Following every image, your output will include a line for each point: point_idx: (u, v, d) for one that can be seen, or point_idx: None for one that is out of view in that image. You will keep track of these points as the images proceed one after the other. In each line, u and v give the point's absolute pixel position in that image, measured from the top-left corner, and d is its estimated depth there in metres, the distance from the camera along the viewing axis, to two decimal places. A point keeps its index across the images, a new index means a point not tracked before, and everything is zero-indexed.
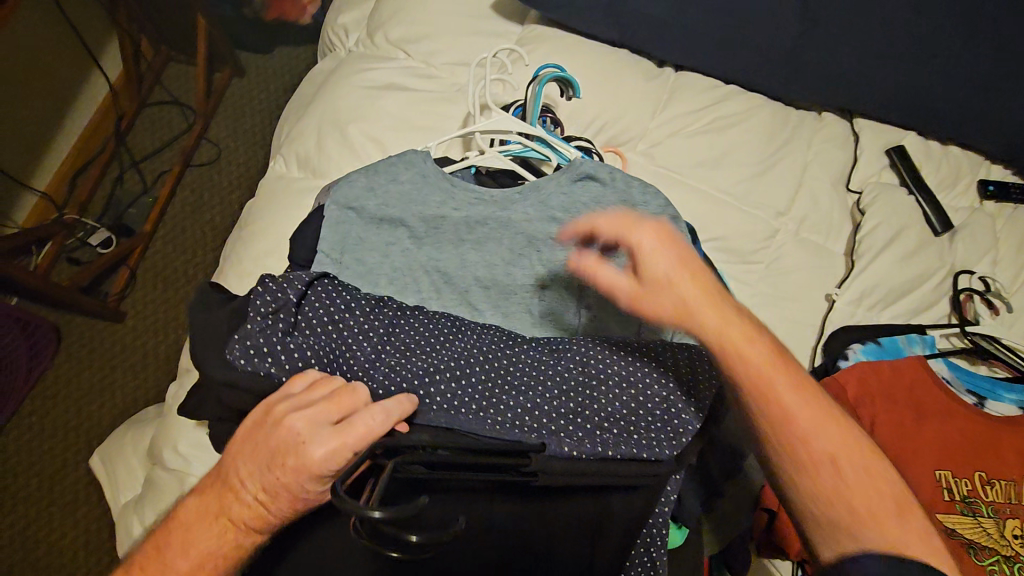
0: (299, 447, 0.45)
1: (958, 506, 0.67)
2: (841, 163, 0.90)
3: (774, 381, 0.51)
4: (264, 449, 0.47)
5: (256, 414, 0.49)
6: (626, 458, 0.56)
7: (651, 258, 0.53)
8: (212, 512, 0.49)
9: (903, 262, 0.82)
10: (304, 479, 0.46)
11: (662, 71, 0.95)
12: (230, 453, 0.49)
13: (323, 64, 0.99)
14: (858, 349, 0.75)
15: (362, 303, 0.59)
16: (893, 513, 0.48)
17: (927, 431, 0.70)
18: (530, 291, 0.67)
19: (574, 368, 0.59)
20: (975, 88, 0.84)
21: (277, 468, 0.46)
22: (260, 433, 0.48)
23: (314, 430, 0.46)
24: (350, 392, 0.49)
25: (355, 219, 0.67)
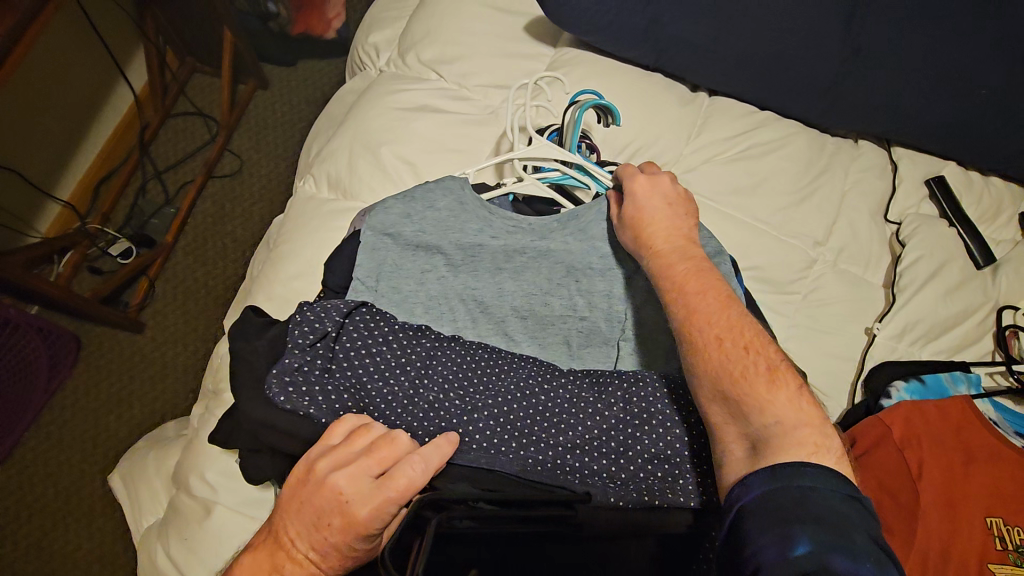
0: (344, 506, 0.45)
1: (1012, 556, 0.63)
2: (880, 193, 0.88)
3: (691, 289, 0.57)
4: (309, 508, 0.47)
5: (298, 471, 0.48)
6: (670, 506, 0.55)
7: (633, 187, 0.64)
8: (265, 569, 0.48)
9: (946, 297, 0.79)
10: (352, 537, 0.45)
11: (697, 96, 0.94)
12: (279, 511, 0.49)
13: (354, 83, 0.98)
14: (901, 387, 0.74)
15: (399, 335, 0.58)
16: (797, 424, 0.48)
17: (977, 476, 0.67)
18: (568, 321, 0.65)
19: (615, 405, 0.57)
20: (1015, 121, 0.83)
21: (324, 528, 0.46)
22: (303, 491, 0.48)
23: (357, 485, 0.46)
24: (388, 443, 0.47)
25: (390, 245, 0.64)
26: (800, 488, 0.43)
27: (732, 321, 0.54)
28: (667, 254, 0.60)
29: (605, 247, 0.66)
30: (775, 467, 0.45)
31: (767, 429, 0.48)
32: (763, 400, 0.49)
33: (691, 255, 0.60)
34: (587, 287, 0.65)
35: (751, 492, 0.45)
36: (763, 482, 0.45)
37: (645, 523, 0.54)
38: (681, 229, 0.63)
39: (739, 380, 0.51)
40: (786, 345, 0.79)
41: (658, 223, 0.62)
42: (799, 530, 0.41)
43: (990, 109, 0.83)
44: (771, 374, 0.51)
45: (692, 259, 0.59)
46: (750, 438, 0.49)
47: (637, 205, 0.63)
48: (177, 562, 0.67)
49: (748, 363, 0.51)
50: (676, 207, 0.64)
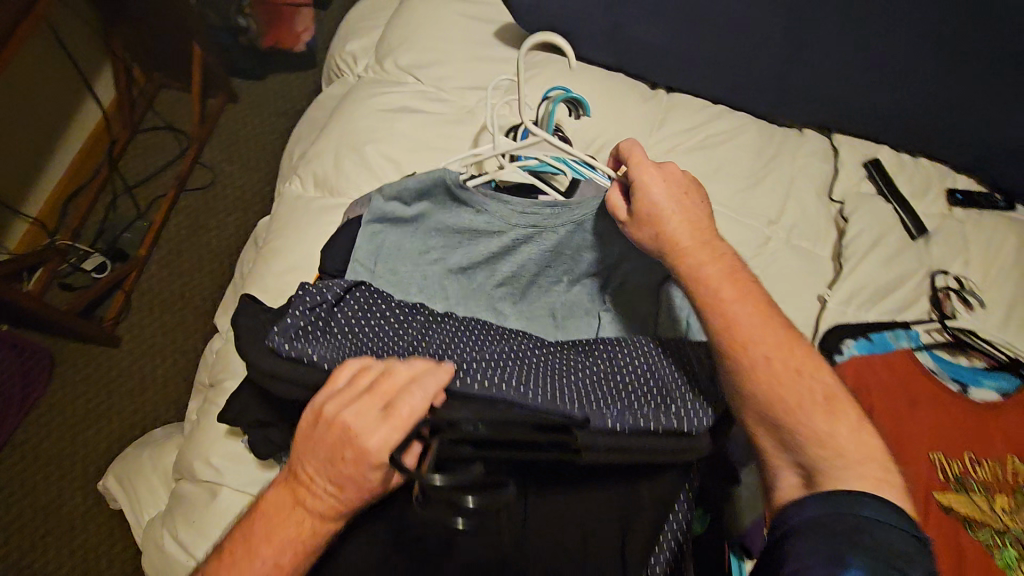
0: (355, 439, 0.51)
1: (952, 484, 0.72)
2: (824, 175, 0.98)
3: (737, 313, 0.61)
4: (323, 447, 0.52)
5: (308, 415, 0.53)
6: (667, 431, 0.58)
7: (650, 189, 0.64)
8: (289, 506, 0.55)
9: (885, 264, 0.88)
10: (365, 468, 0.51)
11: (656, 93, 1.02)
12: (297, 454, 0.54)
13: (333, 89, 1.03)
14: (850, 344, 0.81)
15: (398, 308, 0.63)
16: (854, 454, 0.55)
17: (919, 416, 0.76)
18: (552, 292, 0.72)
19: (601, 357, 0.63)
20: (935, 106, 0.94)
21: (339, 462, 0.51)
22: (316, 434, 0.53)
23: (364, 420, 0.51)
24: (387, 377, 0.53)
25: (390, 228, 0.68)
26: (854, 517, 0.50)
27: (784, 347, 0.60)
28: (696, 269, 0.63)
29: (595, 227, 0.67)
30: (834, 492, 0.52)
31: (834, 458, 0.55)
32: (823, 432, 0.56)
33: (713, 262, 0.63)
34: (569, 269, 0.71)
35: (803, 511, 0.52)
36: (816, 505, 0.52)
37: (643, 449, 0.57)
38: (697, 221, 0.65)
39: (797, 410, 0.57)
40: None
41: (682, 233, 0.64)
42: (849, 554, 0.47)
43: (914, 95, 0.93)
44: (831, 406, 0.58)
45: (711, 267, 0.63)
46: (806, 469, 0.56)
47: (657, 205, 0.63)
48: (187, 545, 0.69)
49: (807, 392, 0.58)
50: (690, 200, 0.66)
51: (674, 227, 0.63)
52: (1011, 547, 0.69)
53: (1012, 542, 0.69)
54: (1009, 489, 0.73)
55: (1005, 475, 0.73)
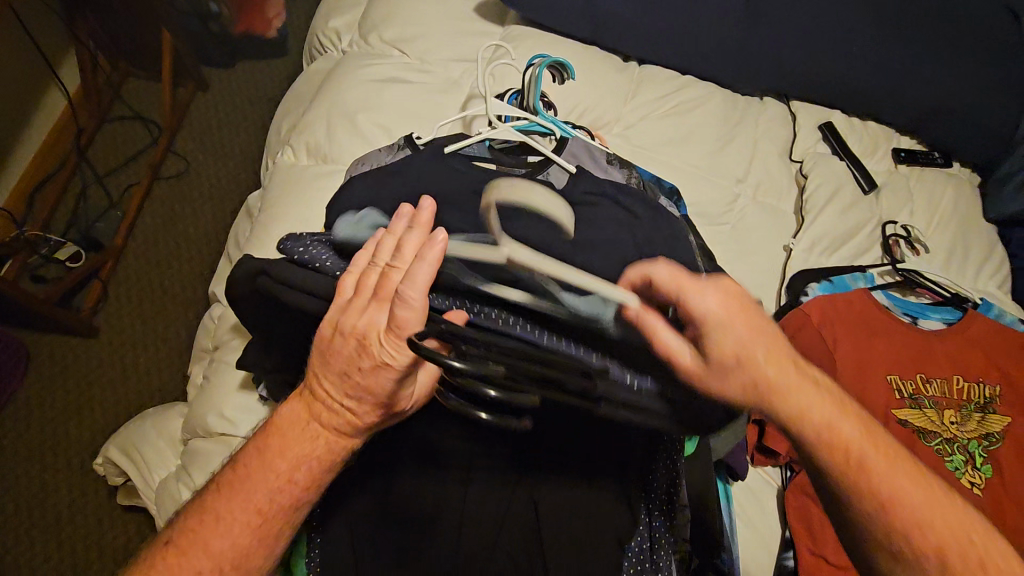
0: (369, 349, 0.50)
1: (907, 402, 0.81)
2: (785, 138, 1.06)
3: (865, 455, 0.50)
4: (339, 360, 0.52)
5: (324, 329, 0.52)
6: (694, 399, 0.53)
7: (724, 340, 0.50)
8: (305, 422, 0.54)
9: (842, 215, 0.97)
10: (382, 377, 0.51)
11: (629, 64, 1.08)
12: (313, 368, 0.54)
13: (317, 65, 1.05)
14: (814, 287, 0.89)
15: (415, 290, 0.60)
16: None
17: (877, 344, 0.84)
18: None
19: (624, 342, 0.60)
20: (878, 72, 1.03)
21: (355, 373, 0.51)
22: (331, 346, 0.52)
23: (375, 328, 0.50)
24: (390, 280, 0.50)
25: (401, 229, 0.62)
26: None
27: (886, 461, 0.50)
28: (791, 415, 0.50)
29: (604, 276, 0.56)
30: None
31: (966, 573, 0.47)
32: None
33: (815, 397, 0.51)
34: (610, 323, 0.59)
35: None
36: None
37: (655, 414, 0.52)
38: (782, 349, 0.52)
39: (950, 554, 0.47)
40: (723, 264, 0.93)
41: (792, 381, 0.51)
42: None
43: (858, 64, 1.03)
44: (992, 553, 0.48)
45: (807, 397, 0.50)
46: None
47: (731, 342, 0.50)
48: None
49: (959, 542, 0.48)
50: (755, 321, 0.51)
51: (764, 369, 0.50)
52: (957, 451, 0.79)
53: (958, 447, 0.79)
54: (955, 403, 0.82)
55: (951, 391, 0.82)
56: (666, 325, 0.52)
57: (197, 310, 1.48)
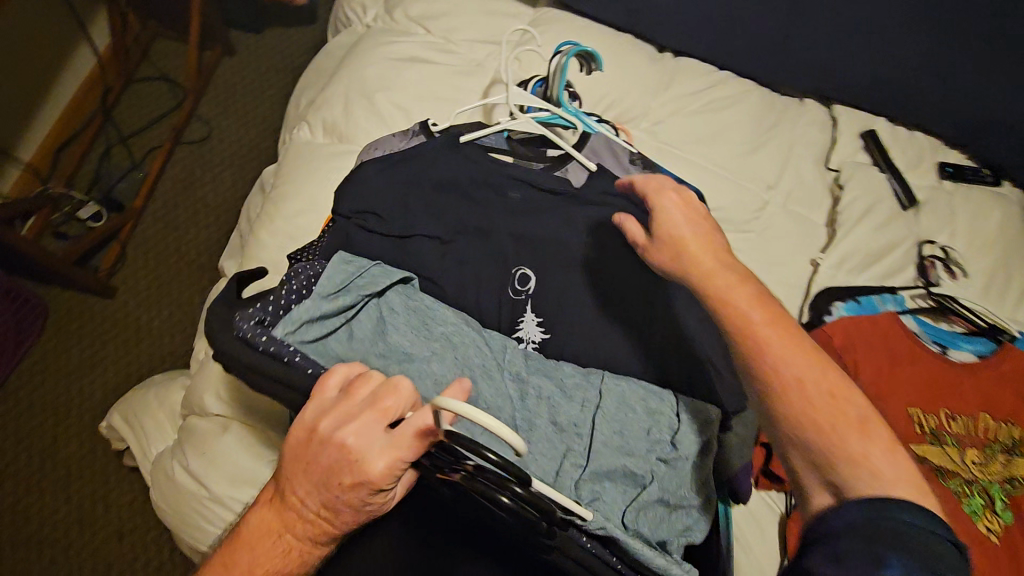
0: (356, 462, 0.46)
1: (927, 437, 0.77)
2: (822, 144, 1.00)
3: (757, 322, 0.53)
4: (316, 470, 0.47)
5: (302, 432, 0.48)
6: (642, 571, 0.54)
7: (665, 215, 0.62)
8: (274, 530, 0.50)
9: (877, 231, 0.92)
10: (364, 493, 0.46)
11: (663, 55, 1.03)
12: (284, 473, 0.49)
13: (340, 38, 1.02)
14: (840, 306, 0.85)
15: (401, 348, 0.59)
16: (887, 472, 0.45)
17: (901, 374, 0.80)
18: (571, 370, 0.64)
19: (612, 438, 0.60)
20: (933, 79, 0.96)
21: (335, 486, 0.46)
22: (309, 451, 0.48)
23: (367, 441, 0.46)
24: (393, 391, 0.47)
25: (393, 318, 0.61)
26: (895, 520, 0.41)
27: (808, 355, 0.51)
28: (707, 272, 0.58)
29: (596, 405, 0.61)
30: (868, 499, 0.43)
31: (855, 470, 0.46)
32: (858, 455, 0.46)
33: (727, 266, 0.58)
34: (607, 447, 0.59)
35: (837, 518, 0.44)
36: (856, 511, 0.43)
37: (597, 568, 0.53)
38: (714, 240, 0.61)
39: (827, 430, 0.48)
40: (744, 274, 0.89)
41: (706, 256, 0.59)
42: (889, 554, 0.39)
43: (913, 70, 0.96)
44: (865, 425, 0.48)
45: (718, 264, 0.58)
46: (835, 484, 0.46)
47: (677, 229, 0.61)
48: (198, 476, 0.71)
49: (838, 414, 0.49)
50: (701, 222, 0.62)
51: (688, 240, 0.60)
52: (977, 495, 0.75)
53: (978, 490, 0.75)
54: (979, 443, 0.78)
55: (976, 430, 0.78)
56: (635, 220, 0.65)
57: (211, 279, 1.49)
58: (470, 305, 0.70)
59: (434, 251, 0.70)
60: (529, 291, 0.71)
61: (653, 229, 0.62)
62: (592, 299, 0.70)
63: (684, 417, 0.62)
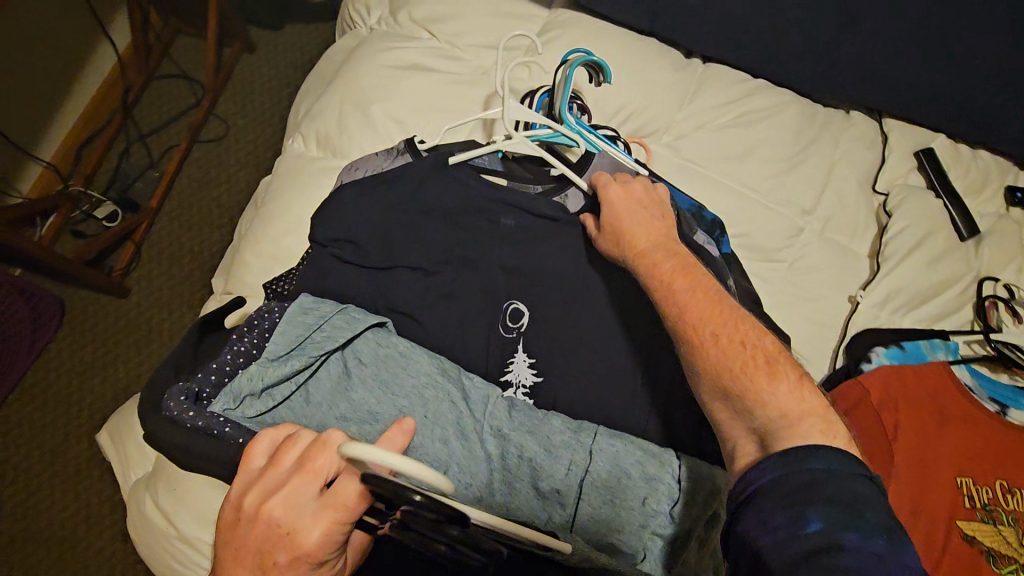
0: (289, 537, 0.40)
1: (978, 513, 0.67)
2: (869, 164, 0.89)
3: (676, 294, 0.56)
4: (247, 552, 0.42)
5: (228, 512, 0.43)
6: None
7: (612, 193, 0.64)
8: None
9: (928, 266, 0.81)
10: (307, 566, 0.41)
11: (690, 62, 0.94)
12: (218, 561, 0.44)
13: (343, 41, 0.96)
14: (881, 352, 0.74)
15: (359, 407, 0.57)
16: (799, 414, 0.46)
17: (950, 438, 0.70)
18: (557, 420, 0.58)
19: (604, 502, 0.54)
20: (1009, 93, 0.83)
21: (271, 567, 0.41)
22: (238, 532, 0.42)
23: (298, 510, 0.40)
24: (321, 451, 0.40)
25: (354, 379, 0.58)
26: (810, 469, 0.41)
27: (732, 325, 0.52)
28: (644, 248, 0.60)
29: (584, 463, 0.55)
30: (786, 450, 0.43)
31: (773, 420, 0.46)
32: (762, 393, 0.48)
33: (662, 245, 0.60)
34: (593, 512, 0.54)
35: (762, 475, 0.42)
36: (775, 467, 0.42)
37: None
38: (654, 222, 0.62)
39: (741, 376, 0.49)
40: (770, 311, 0.80)
41: (643, 236, 0.61)
42: (811, 508, 0.38)
43: (986, 82, 0.83)
44: (773, 368, 0.49)
45: (657, 246, 0.60)
46: (758, 433, 0.47)
47: (615, 213, 0.63)
48: (169, 509, 0.68)
49: (749, 359, 0.50)
50: (653, 210, 0.63)
51: (623, 215, 0.63)
52: None
53: None
54: None
55: None
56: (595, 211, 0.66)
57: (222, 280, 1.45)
58: (455, 345, 0.65)
59: (416, 283, 0.65)
60: (520, 329, 0.65)
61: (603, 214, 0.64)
62: (589, 341, 0.64)
63: (686, 485, 0.54)
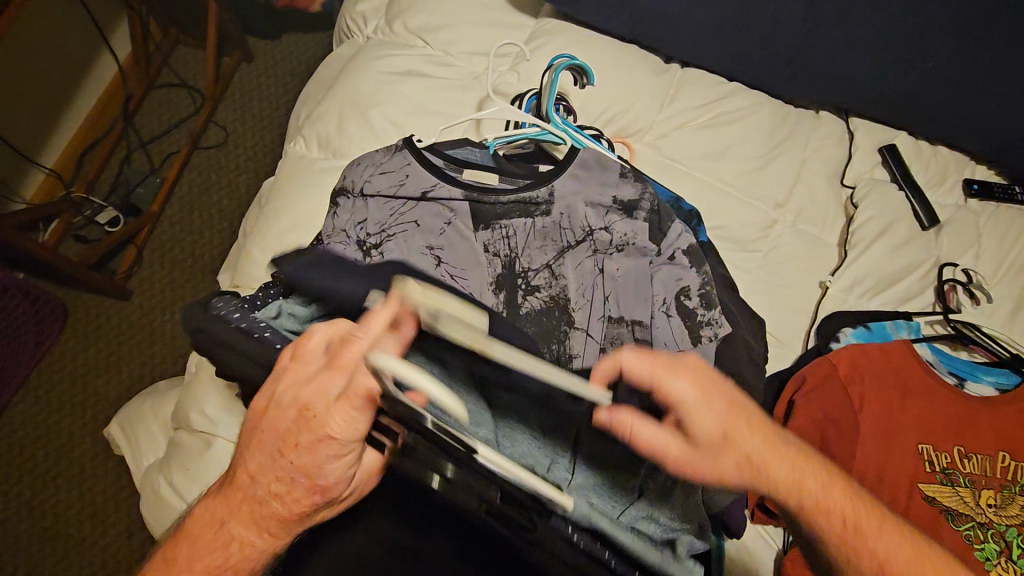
0: (311, 421, 0.45)
1: (938, 476, 0.73)
2: (837, 160, 0.96)
3: (849, 526, 0.51)
4: (271, 436, 0.47)
5: (258, 403, 0.48)
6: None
7: (696, 412, 0.49)
8: (220, 516, 0.50)
9: (891, 254, 0.87)
10: (320, 457, 0.46)
11: (670, 67, 1.00)
12: (241, 450, 0.49)
13: (341, 50, 1.01)
14: (848, 332, 0.81)
15: None
16: None
17: (912, 410, 0.76)
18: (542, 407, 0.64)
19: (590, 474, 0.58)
20: (963, 93, 0.90)
21: (290, 451, 0.46)
22: (264, 422, 0.48)
23: (321, 400, 0.45)
24: (346, 346, 0.45)
25: None
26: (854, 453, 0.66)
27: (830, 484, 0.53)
28: (774, 482, 0.50)
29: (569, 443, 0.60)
30: None
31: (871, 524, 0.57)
32: None
33: (791, 464, 0.51)
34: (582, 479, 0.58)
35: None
36: None
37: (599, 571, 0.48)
38: (754, 420, 0.51)
39: None
40: (747, 297, 0.86)
41: (762, 450, 0.50)
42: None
43: (942, 83, 0.90)
44: None
45: (775, 464, 0.50)
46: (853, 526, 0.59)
47: (719, 424, 0.49)
48: (182, 490, 0.73)
49: None
50: (751, 423, 0.50)
51: (744, 440, 0.49)
52: (992, 541, 0.70)
53: (993, 535, 0.70)
54: (996, 484, 0.73)
55: (992, 470, 0.73)
56: (642, 418, 0.48)
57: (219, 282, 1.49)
58: None
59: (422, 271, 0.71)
60: None
61: (689, 435, 0.49)
62: (577, 305, 0.72)
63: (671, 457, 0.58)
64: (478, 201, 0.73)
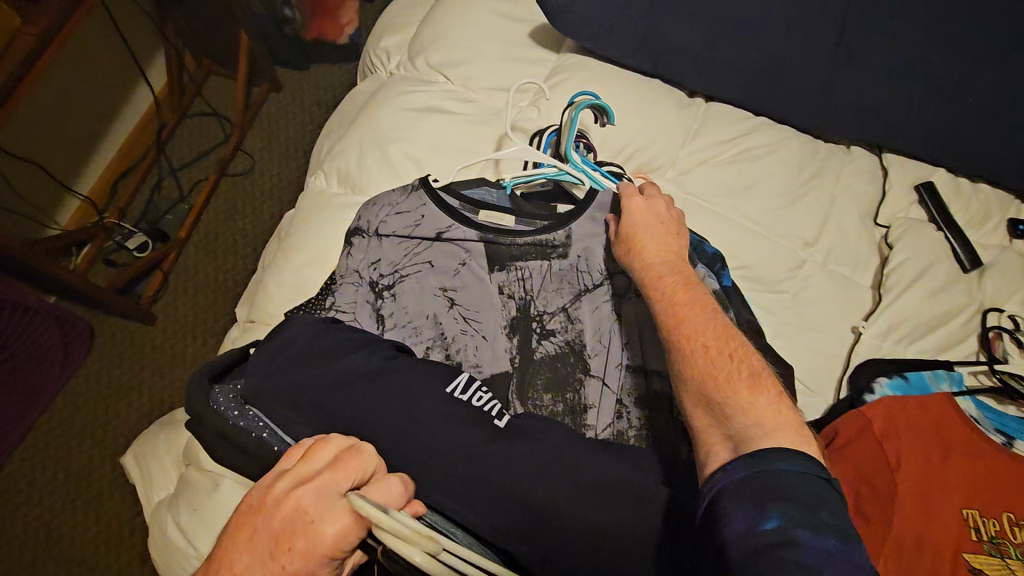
0: (310, 525, 0.43)
1: (985, 546, 0.66)
2: (871, 197, 0.92)
3: (671, 294, 0.62)
4: (264, 537, 0.43)
5: (253, 497, 0.46)
6: None
7: (629, 209, 0.69)
8: None
9: (930, 298, 0.82)
10: (316, 564, 0.42)
11: (694, 101, 0.97)
12: (221, 549, 0.45)
13: (364, 84, 1.02)
14: (884, 383, 0.76)
15: None
16: (772, 414, 0.51)
17: (954, 471, 0.71)
18: None
19: None
20: (1004, 129, 0.85)
21: (280, 560, 0.42)
22: (258, 518, 0.44)
23: (325, 504, 0.44)
24: (354, 456, 0.47)
25: None
26: (773, 472, 0.46)
27: (696, 311, 0.60)
28: (645, 253, 0.67)
29: None
30: (754, 452, 0.48)
31: (751, 427, 0.51)
32: (747, 406, 0.52)
33: (655, 253, 0.66)
34: None
35: (730, 476, 0.47)
36: (742, 465, 0.47)
37: None
38: (669, 232, 0.68)
39: (725, 386, 0.54)
40: (774, 340, 0.82)
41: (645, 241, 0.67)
42: (773, 506, 0.43)
43: (982, 119, 0.86)
44: (755, 384, 0.54)
45: (656, 257, 0.66)
46: (734, 439, 0.51)
47: (627, 212, 0.69)
48: (188, 529, 0.72)
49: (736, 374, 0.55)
50: (666, 225, 0.69)
51: (652, 230, 0.68)
52: None
53: None
54: None
55: None
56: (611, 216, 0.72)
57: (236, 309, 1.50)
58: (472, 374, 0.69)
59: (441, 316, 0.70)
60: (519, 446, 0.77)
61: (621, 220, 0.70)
62: (593, 351, 0.70)
63: None
64: (494, 242, 0.73)
